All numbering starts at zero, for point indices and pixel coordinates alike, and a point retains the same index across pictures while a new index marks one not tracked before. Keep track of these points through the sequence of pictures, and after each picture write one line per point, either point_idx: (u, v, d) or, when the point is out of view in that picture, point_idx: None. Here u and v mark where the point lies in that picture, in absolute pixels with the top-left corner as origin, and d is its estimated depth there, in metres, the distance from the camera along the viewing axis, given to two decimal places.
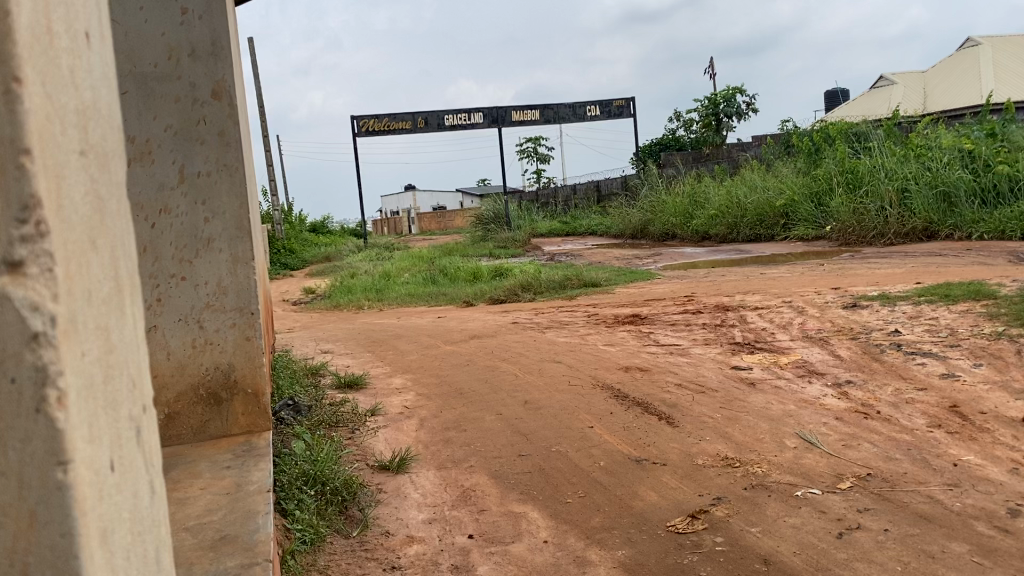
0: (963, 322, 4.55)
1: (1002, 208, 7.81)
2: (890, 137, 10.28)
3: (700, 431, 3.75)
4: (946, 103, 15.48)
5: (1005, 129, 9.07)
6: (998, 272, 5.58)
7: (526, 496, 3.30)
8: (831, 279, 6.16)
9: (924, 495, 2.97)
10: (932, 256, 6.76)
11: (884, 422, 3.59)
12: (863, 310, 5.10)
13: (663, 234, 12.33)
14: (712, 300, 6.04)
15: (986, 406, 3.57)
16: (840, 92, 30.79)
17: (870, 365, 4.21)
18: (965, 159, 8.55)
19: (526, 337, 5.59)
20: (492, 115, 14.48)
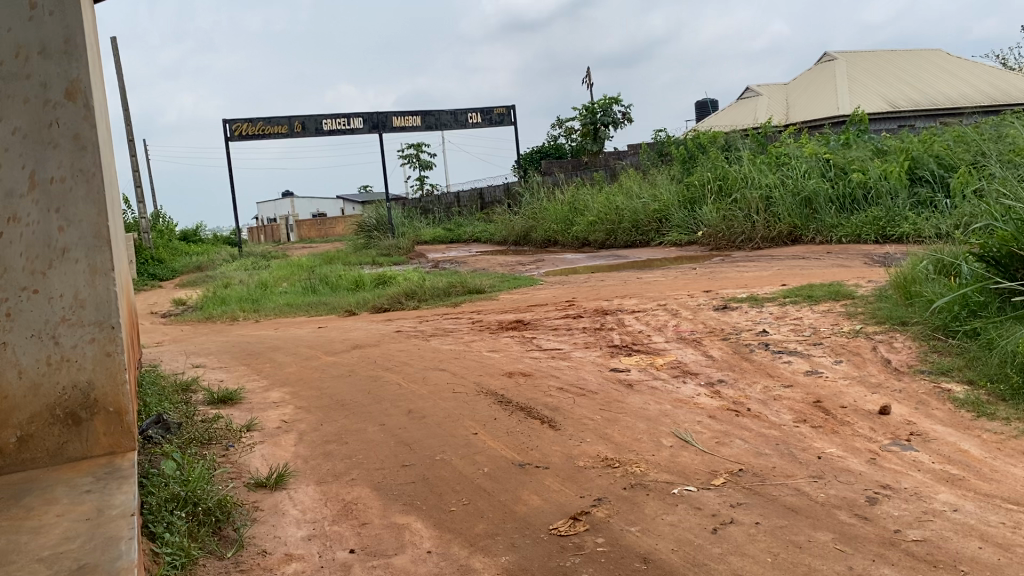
0: (824, 321, 4.80)
1: (857, 215, 8.30)
2: (757, 147, 10.78)
3: (581, 433, 3.80)
4: (808, 115, 16.38)
5: (859, 140, 9.70)
6: (855, 273, 5.92)
7: (409, 507, 3.26)
8: (704, 282, 6.39)
9: (792, 488, 3.10)
10: (796, 259, 7.11)
11: (754, 419, 3.74)
12: (733, 311, 5.30)
13: (545, 240, 12.47)
14: (592, 304, 6.15)
15: (846, 400, 3.77)
16: (709, 103, 31.98)
17: (740, 364, 4.38)
18: (823, 169, 9.07)
19: (410, 345, 5.52)
20: (371, 120, 14.26)
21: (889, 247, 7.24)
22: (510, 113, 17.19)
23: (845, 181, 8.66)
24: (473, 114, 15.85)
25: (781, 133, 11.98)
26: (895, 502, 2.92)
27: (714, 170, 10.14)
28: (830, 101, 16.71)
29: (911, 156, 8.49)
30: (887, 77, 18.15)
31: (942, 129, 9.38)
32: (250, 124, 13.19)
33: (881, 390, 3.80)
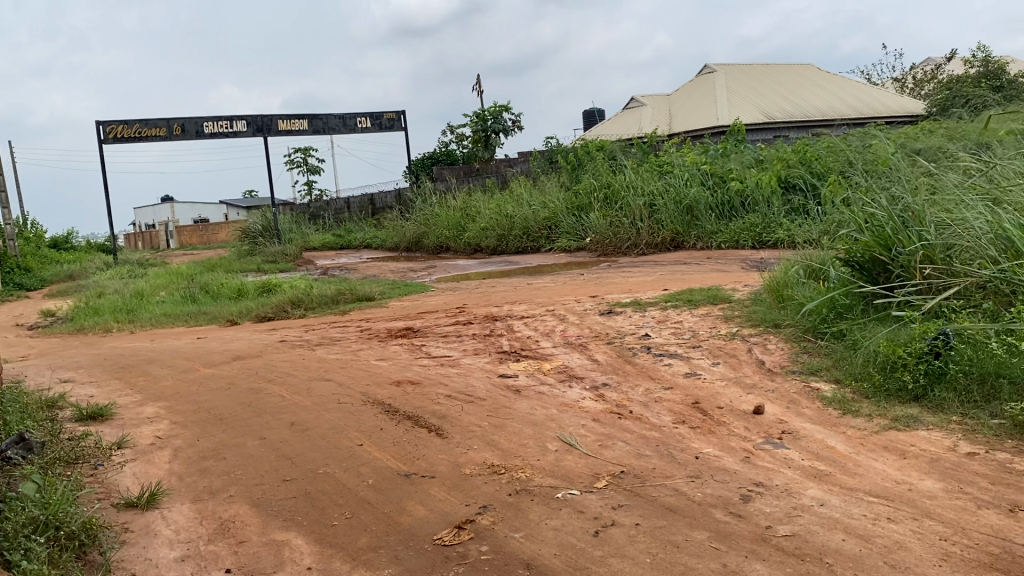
0: (703, 325, 4.95)
1: (735, 221, 8.62)
2: (642, 156, 11.08)
3: (467, 441, 3.79)
4: (691, 125, 16.94)
5: (736, 150, 10.12)
6: (733, 277, 6.14)
7: (290, 523, 3.16)
8: (591, 288, 6.49)
9: (670, 488, 3.18)
10: (678, 264, 7.32)
11: (636, 421, 3.81)
12: (618, 316, 5.40)
13: (436, 247, 12.42)
14: (481, 311, 6.15)
15: (722, 401, 3.89)
16: (596, 111, 32.65)
17: (624, 367, 4.47)
18: (704, 177, 9.38)
19: (295, 355, 5.38)
20: (256, 123, 13.86)
21: (765, 252, 7.54)
22: (401, 118, 17.05)
23: (724, 190, 9.00)
24: (363, 118, 15.65)
25: (665, 142, 12.34)
26: (766, 499, 3.02)
27: (601, 178, 10.35)
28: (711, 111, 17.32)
29: (784, 166, 8.90)
30: (764, 90, 18.98)
31: (813, 140, 9.85)
32: (125, 125, 12.61)
33: (755, 391, 3.94)
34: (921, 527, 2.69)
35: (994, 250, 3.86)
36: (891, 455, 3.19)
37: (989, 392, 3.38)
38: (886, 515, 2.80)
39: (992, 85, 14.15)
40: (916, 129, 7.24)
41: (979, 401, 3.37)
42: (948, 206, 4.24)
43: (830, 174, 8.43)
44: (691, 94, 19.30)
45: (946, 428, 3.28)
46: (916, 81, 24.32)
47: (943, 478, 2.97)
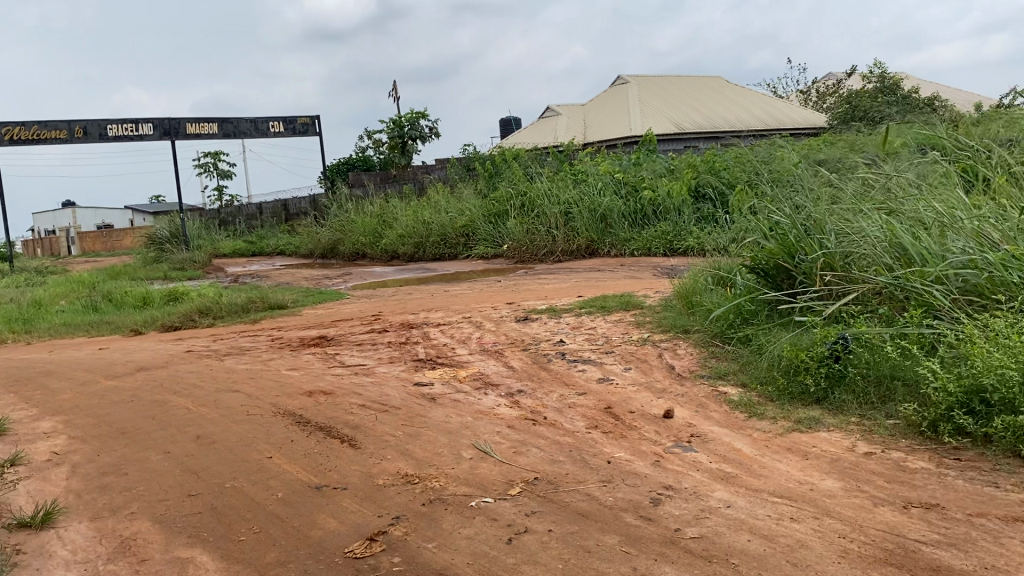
0: (616, 331, 5.02)
1: (647, 230, 8.79)
2: (558, 164, 11.20)
3: (381, 451, 3.74)
4: (606, 134, 17.22)
5: (648, 159, 10.33)
6: (646, 284, 6.26)
7: (195, 539, 3.06)
8: (507, 294, 6.51)
9: (583, 494, 3.20)
10: (593, 271, 7.41)
11: (550, 427, 3.83)
12: (533, 323, 5.43)
13: (352, 254, 12.26)
14: (397, 318, 6.10)
15: (634, 405, 3.95)
16: (513, 119, 32.89)
17: (539, 374, 4.49)
18: (617, 186, 9.54)
19: (202, 365, 5.22)
20: (163, 126, 13.44)
21: (676, 259, 7.71)
22: (315, 123, 16.80)
23: (637, 199, 9.17)
24: (276, 123, 15.35)
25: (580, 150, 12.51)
26: (675, 502, 3.07)
27: (517, 186, 10.42)
28: (624, 121, 17.64)
29: (695, 176, 9.14)
30: (676, 101, 19.45)
31: (722, 151, 10.14)
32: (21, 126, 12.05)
33: (665, 395, 4.02)
34: (822, 525, 2.77)
35: (889, 257, 4.04)
36: (795, 456, 3.28)
37: (885, 393, 3.52)
38: (789, 515, 2.87)
39: (887, 100, 14.85)
40: (817, 141, 7.53)
41: (875, 402, 3.51)
42: (846, 214, 4.42)
43: (738, 183, 8.69)
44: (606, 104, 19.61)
45: (845, 429, 3.40)
46: (819, 95, 25.33)
47: (842, 477, 3.07)
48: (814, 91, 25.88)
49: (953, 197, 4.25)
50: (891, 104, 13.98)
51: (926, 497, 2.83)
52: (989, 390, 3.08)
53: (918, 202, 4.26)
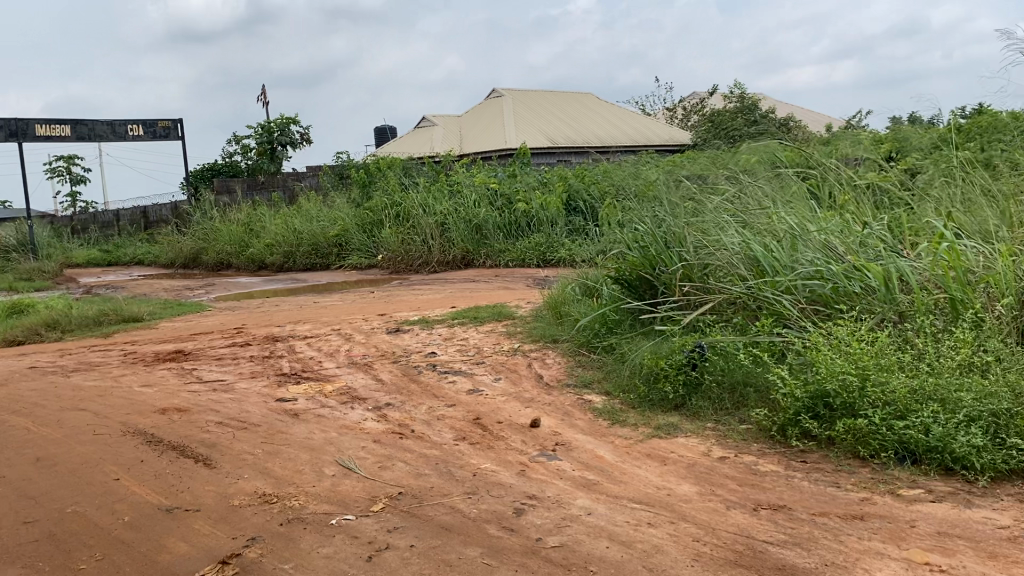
0: (487, 341, 5.02)
1: (521, 241, 8.88)
2: (433, 174, 11.17)
3: (238, 470, 3.59)
4: (482, 146, 17.34)
5: (522, 171, 10.46)
6: (517, 295, 6.30)
7: (28, 570, 2.83)
8: (378, 306, 6.42)
9: (446, 506, 3.15)
10: (467, 281, 7.41)
11: (416, 440, 3.77)
12: (404, 334, 5.37)
13: (218, 263, 11.80)
14: (262, 331, 5.89)
15: (502, 416, 3.95)
16: (389, 129, 32.70)
17: (408, 386, 4.43)
18: (491, 198, 9.59)
19: (46, 383, 4.88)
20: (9, 127, 12.57)
21: (548, 270, 7.82)
22: (180, 128, 16.10)
23: (512, 211, 9.25)
24: (138, 126, 14.64)
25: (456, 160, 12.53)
26: (538, 512, 3.06)
27: (390, 196, 10.24)
28: (501, 133, 17.81)
29: (567, 188, 9.32)
30: (552, 115, 19.81)
31: (593, 164, 10.37)
32: None
33: (533, 405, 4.03)
34: (678, 530, 2.82)
35: (743, 268, 4.21)
36: (654, 463, 3.35)
37: (739, 399, 3.66)
38: (646, 521, 2.91)
39: (747, 119, 15.61)
40: (680, 157, 7.81)
41: (730, 408, 3.64)
42: (704, 226, 4.58)
43: (608, 196, 8.91)
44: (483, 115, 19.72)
45: (701, 435, 3.51)
46: (686, 112, 26.38)
47: (698, 482, 3.15)
48: (681, 108, 26.94)
49: (802, 211, 4.48)
50: (748, 125, 14.70)
51: (774, 498, 2.93)
52: (832, 395, 3.24)
53: (770, 215, 4.46)
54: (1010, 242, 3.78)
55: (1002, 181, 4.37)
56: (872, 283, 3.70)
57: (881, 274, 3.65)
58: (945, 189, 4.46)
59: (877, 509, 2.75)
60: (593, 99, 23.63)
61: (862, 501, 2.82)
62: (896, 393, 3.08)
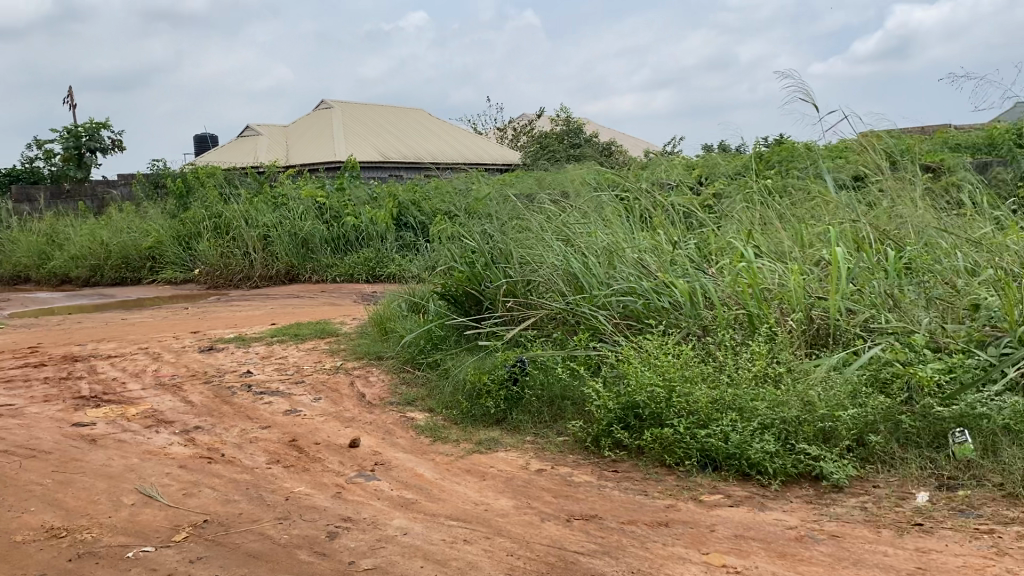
0: (308, 359, 4.88)
1: (349, 255, 8.76)
2: (257, 185, 10.79)
3: (23, 502, 3.26)
4: (312, 158, 16.96)
5: (351, 184, 10.31)
6: (342, 311, 6.18)
7: None
8: (192, 322, 6.10)
9: (255, 533, 2.96)
10: (290, 297, 7.20)
11: (227, 465, 3.58)
12: (219, 353, 5.12)
13: (13, 277, 10.83)
14: (58, 350, 5.45)
15: (319, 436, 3.81)
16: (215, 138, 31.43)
17: (220, 408, 4.20)
18: (317, 211, 9.36)
19: None
20: None
21: (376, 286, 7.75)
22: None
23: (339, 224, 9.07)
24: None
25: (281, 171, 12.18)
26: (352, 534, 2.91)
27: (207, 206, 9.74)
28: (331, 144, 17.47)
29: (397, 204, 9.27)
30: (387, 131, 19.74)
31: (424, 180, 10.38)
32: None
33: (352, 424, 3.92)
34: (492, 544, 2.77)
35: (564, 284, 4.31)
36: (472, 478, 3.28)
37: (557, 412, 3.73)
38: (462, 537, 2.83)
39: (573, 141, 16.12)
40: (505, 176, 7.94)
41: (548, 420, 3.70)
42: (527, 243, 4.67)
43: (436, 213, 8.94)
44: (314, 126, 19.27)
45: (521, 448, 3.51)
46: (518, 131, 26.99)
47: (514, 496, 3.11)
48: (511, 128, 27.52)
49: (619, 229, 4.65)
50: (573, 146, 15.21)
51: (585, 509, 2.96)
52: (642, 406, 3.36)
53: (589, 233, 4.60)
54: (801, 262, 4.08)
55: (795, 208, 4.74)
56: (679, 299, 3.90)
57: (687, 290, 3.86)
58: (747, 213, 4.77)
59: (680, 516, 2.86)
60: (419, 114, 23.67)
61: (668, 508, 2.93)
62: (698, 403, 3.23)
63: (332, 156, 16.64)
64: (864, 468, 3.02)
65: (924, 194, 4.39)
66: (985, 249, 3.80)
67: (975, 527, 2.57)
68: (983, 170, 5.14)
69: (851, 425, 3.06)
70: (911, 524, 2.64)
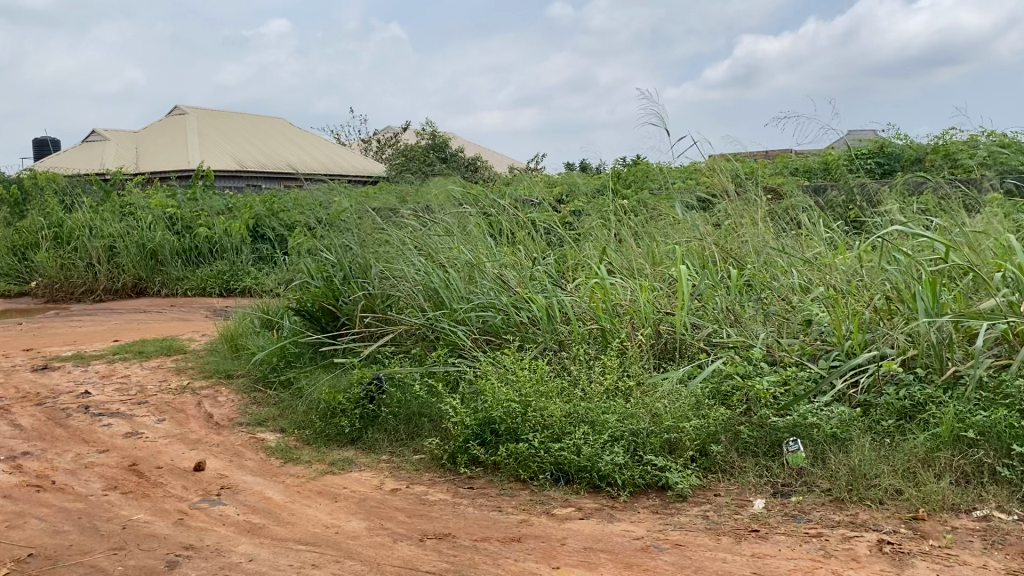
0: (152, 378, 4.65)
1: (202, 268, 8.45)
2: (102, 192, 10.20)
3: None
4: (166, 165, 16.25)
5: (205, 194, 9.96)
6: (191, 327, 5.94)
7: None
8: (24, 339, 5.70)
9: (86, 566, 2.71)
10: (136, 311, 6.85)
11: (57, 493, 3.32)
12: (53, 372, 4.80)
13: None
14: None
15: (162, 460, 3.61)
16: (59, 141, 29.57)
17: (52, 432, 3.92)
18: (168, 221, 8.92)
19: None
20: None
21: (228, 301, 7.50)
22: None
23: (191, 235, 8.71)
24: None
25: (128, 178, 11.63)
26: (193, 563, 2.72)
27: (45, 214, 9.12)
28: (186, 150, 16.75)
29: (253, 215, 9.00)
30: (248, 139, 19.19)
31: (282, 192, 10.14)
32: None
33: (199, 446, 3.75)
34: (342, 568, 2.64)
35: (423, 300, 4.28)
36: (324, 500, 3.17)
37: (413, 429, 3.67)
38: (311, 562, 2.70)
39: (439, 154, 16.16)
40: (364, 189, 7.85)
41: (404, 438, 3.64)
42: (386, 257, 4.62)
43: (294, 224, 8.75)
44: (170, 131, 18.43)
45: (375, 468, 3.45)
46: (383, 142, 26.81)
47: (367, 516, 3.02)
48: (373, 139, 27.21)
49: (479, 244, 4.67)
50: (436, 161, 15.21)
51: (439, 528, 2.91)
52: (497, 421, 3.35)
53: (448, 248, 4.60)
54: (652, 279, 4.24)
55: (647, 226, 4.91)
56: (536, 314, 3.96)
57: (543, 306, 3.92)
58: (603, 230, 4.90)
59: (532, 530, 2.87)
60: (282, 123, 23.14)
61: (520, 523, 2.93)
62: (553, 417, 3.27)
63: (188, 163, 15.99)
64: (707, 477, 3.13)
65: (765, 214, 4.64)
66: (817, 268, 4.05)
67: (805, 532, 2.72)
68: (818, 193, 5.48)
69: (694, 436, 3.19)
70: (749, 530, 2.76)
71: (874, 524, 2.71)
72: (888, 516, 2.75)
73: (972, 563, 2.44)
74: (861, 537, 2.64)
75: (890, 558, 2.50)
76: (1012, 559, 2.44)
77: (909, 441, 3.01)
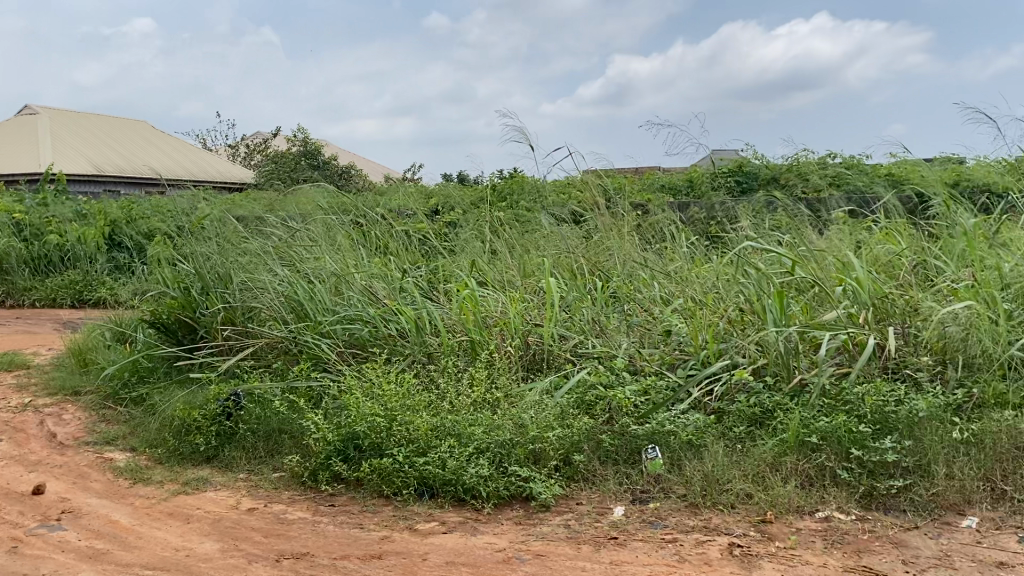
0: None
1: (52, 277, 8.00)
2: None
3: None
4: (16, 167, 15.24)
5: (57, 200, 9.45)
6: (37, 340, 5.59)
7: None
8: None
9: None
10: None
11: None
12: None
13: None
14: None
15: None
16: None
17: None
18: (15, 229, 8.41)
19: None
20: None
21: (79, 312, 7.09)
22: None
23: (40, 243, 8.21)
24: None
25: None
26: None
27: None
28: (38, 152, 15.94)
29: (110, 223, 8.59)
30: (111, 143, 18.34)
31: (142, 199, 9.71)
32: None
33: (39, 468, 3.50)
34: None
35: (285, 311, 4.18)
36: (175, 522, 3.02)
37: (273, 446, 3.54)
38: None
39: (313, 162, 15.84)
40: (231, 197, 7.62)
41: (263, 456, 3.52)
42: (249, 267, 4.49)
43: (154, 232, 8.39)
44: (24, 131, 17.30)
45: (232, 487, 3.32)
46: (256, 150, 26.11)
47: (221, 538, 2.88)
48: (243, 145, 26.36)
49: (349, 255, 4.59)
50: (309, 169, 14.89)
51: (297, 547, 2.79)
52: (361, 437, 3.27)
53: (315, 258, 4.50)
54: (521, 291, 4.29)
55: (518, 238, 4.96)
56: (404, 326, 3.92)
57: (411, 318, 3.88)
58: (475, 243, 4.91)
59: (394, 546, 2.78)
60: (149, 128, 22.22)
61: (382, 540, 2.84)
62: (418, 431, 3.22)
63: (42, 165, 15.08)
64: (569, 487, 3.16)
65: (632, 229, 4.77)
66: (677, 282, 4.22)
67: (661, 538, 2.78)
68: (682, 210, 5.68)
69: (558, 446, 3.22)
70: (607, 538, 2.80)
71: (725, 528, 2.81)
72: (738, 519, 2.85)
73: (813, 562, 2.55)
74: (713, 541, 2.72)
75: (740, 560, 2.59)
76: (849, 557, 2.56)
77: (758, 446, 3.14)
